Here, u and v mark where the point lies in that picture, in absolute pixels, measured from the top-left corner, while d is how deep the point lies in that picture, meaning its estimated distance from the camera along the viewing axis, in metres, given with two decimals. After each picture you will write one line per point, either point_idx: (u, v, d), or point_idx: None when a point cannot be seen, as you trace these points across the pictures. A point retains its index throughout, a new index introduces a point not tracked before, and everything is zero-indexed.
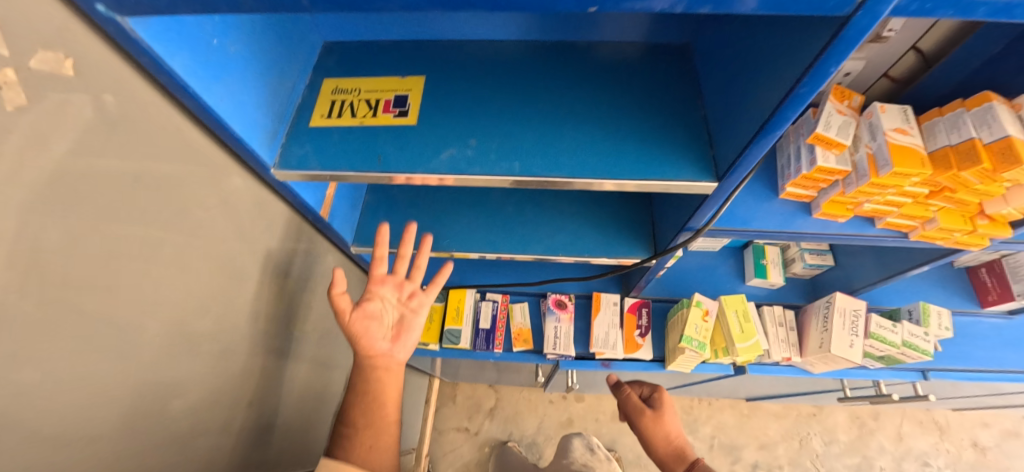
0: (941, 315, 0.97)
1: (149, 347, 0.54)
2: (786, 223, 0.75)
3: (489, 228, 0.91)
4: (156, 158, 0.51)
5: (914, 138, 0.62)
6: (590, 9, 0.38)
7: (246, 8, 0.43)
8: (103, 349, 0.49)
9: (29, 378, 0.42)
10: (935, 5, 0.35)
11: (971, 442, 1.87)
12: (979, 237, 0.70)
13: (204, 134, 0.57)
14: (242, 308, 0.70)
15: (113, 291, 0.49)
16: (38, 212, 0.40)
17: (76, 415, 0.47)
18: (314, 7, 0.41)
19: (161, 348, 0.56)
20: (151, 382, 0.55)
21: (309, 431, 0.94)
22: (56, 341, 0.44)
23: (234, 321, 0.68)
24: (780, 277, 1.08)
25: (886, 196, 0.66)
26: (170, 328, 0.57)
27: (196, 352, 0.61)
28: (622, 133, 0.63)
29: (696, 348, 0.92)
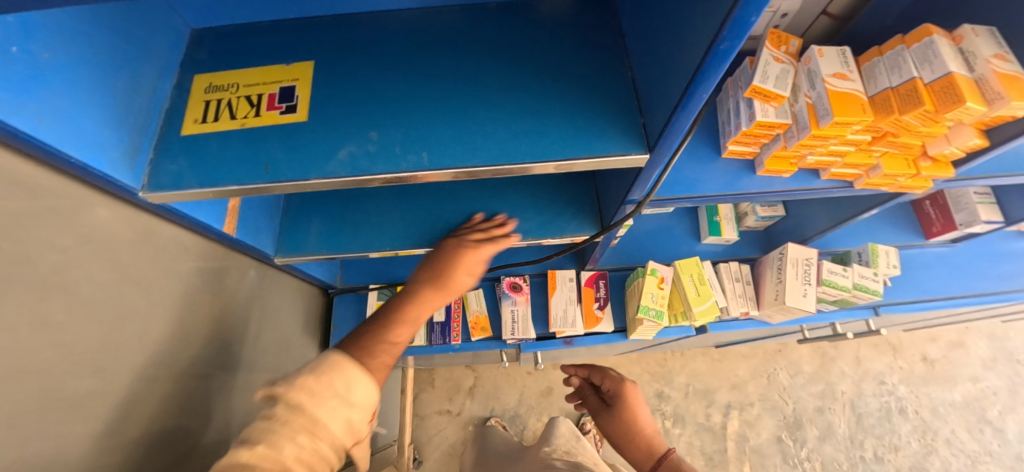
0: (889, 254, 0.98)
1: (29, 418, 0.47)
2: (732, 184, 0.70)
3: (422, 221, 0.84)
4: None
5: (854, 82, 0.58)
6: None
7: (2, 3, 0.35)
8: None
9: None
10: None
11: (921, 357, 2.00)
12: (923, 179, 0.67)
13: (35, 162, 0.47)
14: (148, 348, 0.62)
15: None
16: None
17: None
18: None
19: (37, 420, 0.47)
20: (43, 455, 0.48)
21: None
22: None
23: (142, 364, 0.61)
24: (734, 232, 1.06)
25: (828, 146, 0.62)
26: (53, 389, 0.49)
27: (97, 409, 0.54)
28: (540, 103, 0.55)
29: (654, 318, 0.90)
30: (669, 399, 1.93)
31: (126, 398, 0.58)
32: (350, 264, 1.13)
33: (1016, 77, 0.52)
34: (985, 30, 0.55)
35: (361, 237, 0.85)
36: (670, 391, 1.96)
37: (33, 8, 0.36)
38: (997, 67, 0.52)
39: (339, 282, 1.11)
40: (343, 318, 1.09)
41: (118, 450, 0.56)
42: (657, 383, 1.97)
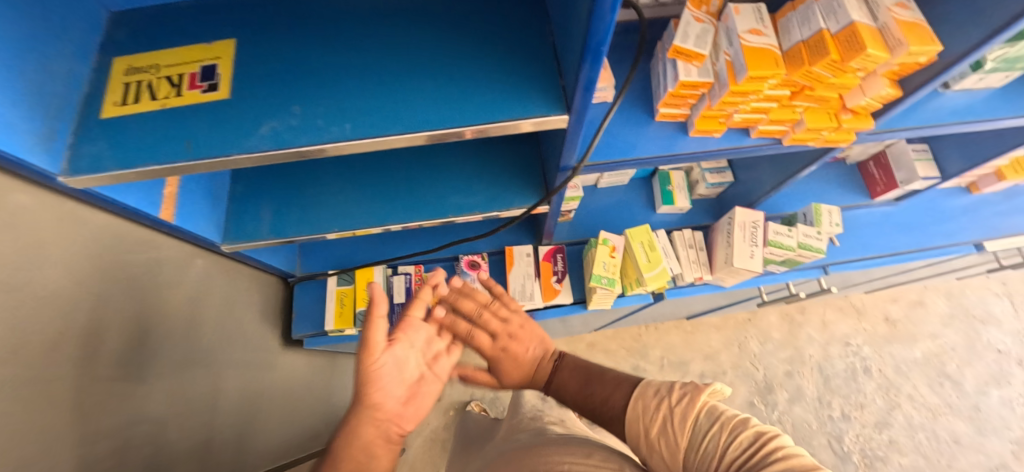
0: (832, 213, 1.01)
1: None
2: (666, 147, 0.71)
3: (370, 200, 0.85)
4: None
5: (768, 38, 0.59)
6: None
7: None
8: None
9: None
10: None
11: (883, 318, 2.08)
12: (845, 132, 0.69)
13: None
14: (88, 338, 0.61)
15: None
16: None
17: None
18: None
19: None
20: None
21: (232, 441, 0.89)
22: None
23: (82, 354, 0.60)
24: (686, 200, 1.08)
25: (750, 103, 0.64)
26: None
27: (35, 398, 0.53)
28: (462, 71, 0.56)
29: (606, 285, 0.92)
30: (645, 372, 1.98)
31: (66, 387, 0.57)
32: (309, 251, 1.12)
33: (916, 23, 0.54)
34: None
35: (309, 219, 0.85)
36: (646, 365, 2.00)
37: None
38: (898, 15, 0.54)
39: (298, 270, 1.10)
40: (304, 306, 1.09)
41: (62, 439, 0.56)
42: (633, 358, 2.02)
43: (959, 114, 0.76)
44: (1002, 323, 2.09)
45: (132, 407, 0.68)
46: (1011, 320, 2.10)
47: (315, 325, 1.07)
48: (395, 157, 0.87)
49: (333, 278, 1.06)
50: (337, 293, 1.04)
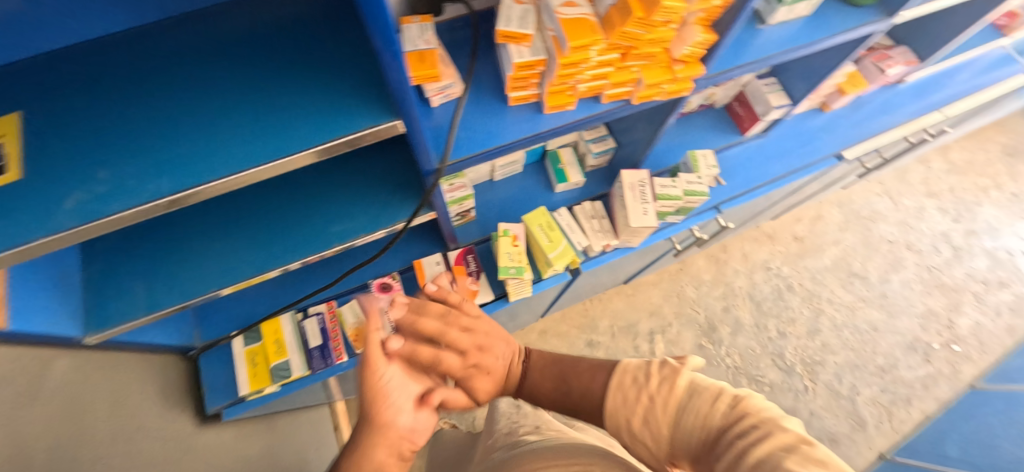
0: (707, 157, 1.09)
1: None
2: (527, 129, 0.72)
3: (250, 249, 0.79)
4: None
5: (582, 8, 0.62)
6: None
7: None
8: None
9: None
10: None
11: (792, 237, 2.28)
12: (683, 81, 0.74)
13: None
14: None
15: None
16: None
17: None
18: None
19: None
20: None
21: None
22: None
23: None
24: (579, 175, 1.11)
25: (586, 71, 0.66)
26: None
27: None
28: (283, 102, 0.53)
29: (514, 275, 0.92)
30: (599, 344, 2.03)
31: None
32: (206, 316, 1.03)
33: None
34: None
35: (183, 285, 0.77)
36: (598, 337, 2.05)
37: None
38: None
39: (198, 341, 1.01)
40: (214, 376, 1.00)
41: None
42: (586, 334, 2.06)
43: (780, 45, 0.83)
44: (886, 216, 2.37)
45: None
46: (892, 212, 2.38)
47: (231, 393, 0.99)
48: (269, 197, 0.82)
49: (238, 338, 0.99)
50: (246, 353, 0.97)
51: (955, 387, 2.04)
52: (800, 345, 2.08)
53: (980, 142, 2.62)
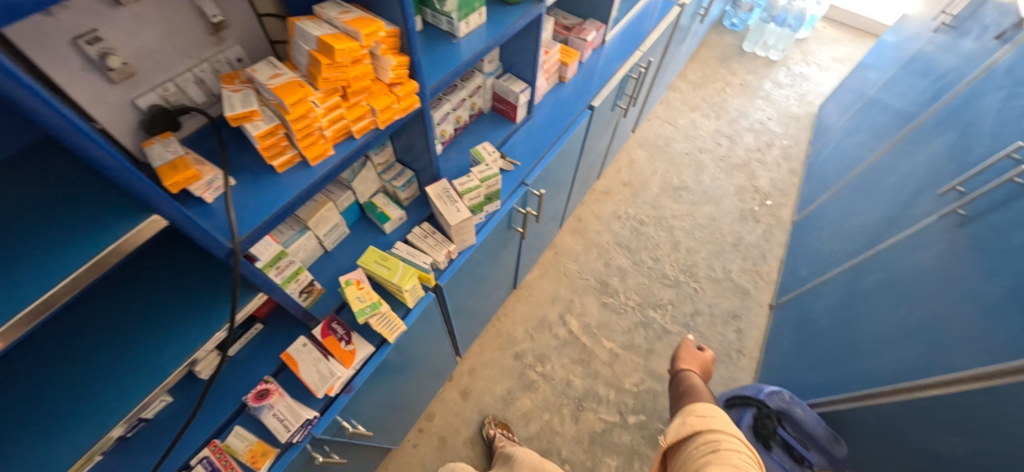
0: (487, 147, 1.33)
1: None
2: (302, 182, 0.82)
3: (72, 417, 0.73)
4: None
5: (287, 74, 0.77)
6: None
7: None
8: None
9: None
10: None
11: (622, 185, 2.68)
12: (409, 97, 0.91)
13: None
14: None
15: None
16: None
17: None
18: None
19: None
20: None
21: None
22: None
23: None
24: (399, 209, 1.24)
25: (321, 119, 0.79)
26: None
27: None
28: (35, 244, 0.58)
29: (373, 311, 1.01)
30: (524, 351, 2.12)
31: None
32: None
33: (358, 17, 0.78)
34: (330, 4, 0.81)
35: None
36: (520, 346, 2.15)
37: None
38: (343, 18, 0.77)
39: None
40: None
41: None
42: (509, 350, 2.14)
43: (474, 47, 1.08)
44: (675, 138, 2.93)
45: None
46: (677, 133, 2.96)
47: None
48: (74, 351, 0.77)
49: None
50: None
51: (785, 229, 2.55)
52: (673, 260, 2.42)
53: (701, 61, 3.42)
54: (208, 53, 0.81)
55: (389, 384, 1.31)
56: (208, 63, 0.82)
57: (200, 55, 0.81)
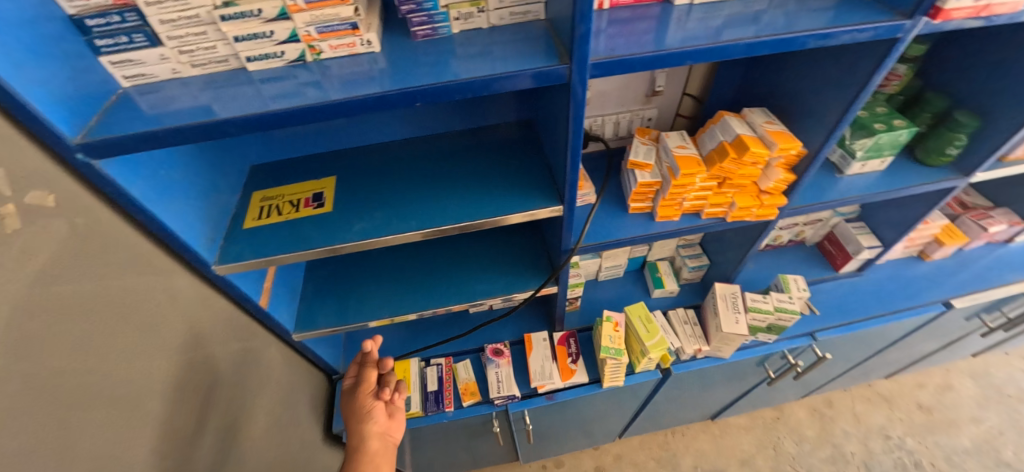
0: (798, 281, 1.20)
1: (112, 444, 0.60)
2: (641, 230, 0.95)
3: (416, 290, 1.05)
4: (102, 269, 0.61)
5: (691, 149, 0.88)
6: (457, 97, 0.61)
7: (160, 144, 0.60)
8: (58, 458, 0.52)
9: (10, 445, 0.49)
10: (612, 68, 0.62)
11: (916, 406, 2.03)
12: (770, 208, 0.93)
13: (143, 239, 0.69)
14: (189, 407, 0.75)
15: (74, 397, 0.55)
16: (17, 318, 0.49)
17: None
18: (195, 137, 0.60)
19: (120, 423, 0.62)
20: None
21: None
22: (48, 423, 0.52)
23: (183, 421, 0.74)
24: (675, 284, 1.28)
25: (691, 192, 0.90)
26: (127, 426, 0.63)
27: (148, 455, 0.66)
28: (489, 187, 0.85)
29: (614, 355, 1.06)
30: None
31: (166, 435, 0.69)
32: (352, 351, 1.28)
33: (781, 132, 0.82)
34: (758, 110, 0.89)
35: (365, 311, 1.03)
36: None
37: (177, 141, 0.60)
38: (769, 128, 0.83)
39: (342, 367, 1.25)
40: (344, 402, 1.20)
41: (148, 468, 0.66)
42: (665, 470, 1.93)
43: (858, 190, 1.01)
44: None
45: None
46: None
47: None
48: (441, 252, 1.11)
49: None
50: None
51: None
52: None
53: None
54: (635, 106, 1.03)
55: (566, 415, 1.38)
56: (630, 112, 1.04)
57: (629, 106, 1.03)
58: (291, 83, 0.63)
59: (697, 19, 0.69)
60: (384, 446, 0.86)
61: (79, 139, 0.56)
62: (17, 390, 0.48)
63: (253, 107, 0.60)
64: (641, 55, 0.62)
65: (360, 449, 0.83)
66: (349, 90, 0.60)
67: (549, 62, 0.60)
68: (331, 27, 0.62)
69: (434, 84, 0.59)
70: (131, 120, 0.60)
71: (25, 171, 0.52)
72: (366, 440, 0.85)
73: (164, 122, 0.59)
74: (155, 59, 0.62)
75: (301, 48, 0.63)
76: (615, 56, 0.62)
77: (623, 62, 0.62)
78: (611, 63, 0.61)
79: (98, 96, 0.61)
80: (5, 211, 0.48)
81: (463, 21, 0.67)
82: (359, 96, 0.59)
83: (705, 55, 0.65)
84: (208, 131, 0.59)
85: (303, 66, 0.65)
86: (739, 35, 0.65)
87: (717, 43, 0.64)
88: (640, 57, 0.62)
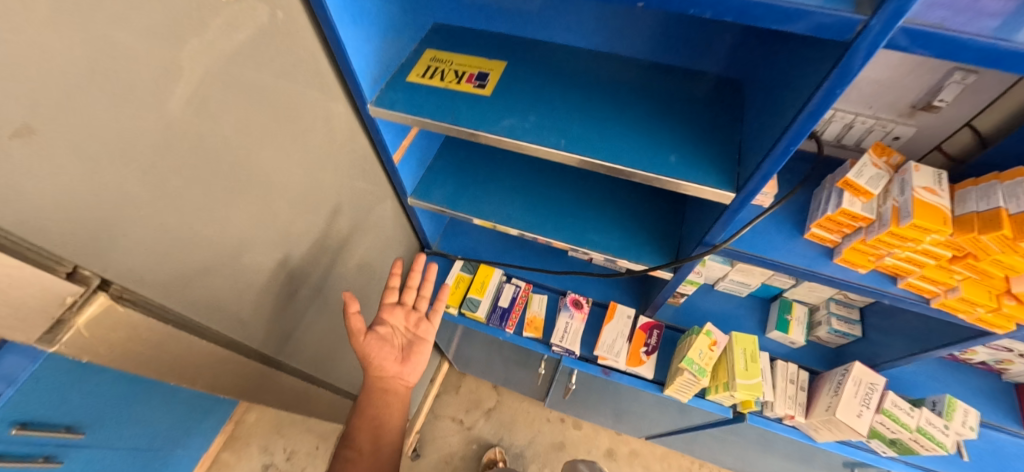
0: (968, 414, 0.91)
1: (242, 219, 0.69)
2: (807, 263, 0.77)
3: (530, 209, 1.01)
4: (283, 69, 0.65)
5: (941, 199, 0.65)
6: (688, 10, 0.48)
7: None
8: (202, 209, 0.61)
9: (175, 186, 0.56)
10: (929, 44, 0.43)
11: None
12: (1005, 319, 0.68)
13: (326, 55, 0.71)
14: (305, 218, 0.84)
15: (228, 168, 0.63)
16: (205, 81, 0.55)
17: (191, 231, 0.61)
18: None
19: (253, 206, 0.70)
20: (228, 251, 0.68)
21: (322, 356, 1.09)
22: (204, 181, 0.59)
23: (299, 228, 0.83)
24: (802, 336, 1.07)
25: (905, 250, 0.68)
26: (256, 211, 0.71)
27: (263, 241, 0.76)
28: (659, 138, 0.72)
29: (695, 371, 0.95)
30: None
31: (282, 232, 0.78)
32: (449, 235, 1.33)
33: None
34: None
35: (476, 206, 1.02)
36: None
37: None
38: None
39: (435, 244, 1.31)
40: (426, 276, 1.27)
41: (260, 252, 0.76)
42: None
43: None
44: None
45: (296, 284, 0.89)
46: None
47: None
48: (570, 183, 1.03)
49: (459, 262, 1.23)
50: (457, 275, 1.21)
51: None
52: None
53: None
54: (887, 115, 0.77)
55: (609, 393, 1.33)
56: (874, 121, 0.79)
57: (878, 112, 0.78)
58: None
59: None
60: (396, 385, 0.98)
61: None
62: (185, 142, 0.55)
63: None
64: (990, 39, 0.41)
65: (371, 390, 0.97)
66: None
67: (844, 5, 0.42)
68: None
69: None
70: None
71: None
72: (380, 381, 0.97)
73: None
74: None
75: None
76: (943, 26, 0.41)
77: (953, 41, 0.42)
78: (935, 36, 0.42)
79: None
80: None
81: None
82: None
83: None
84: None
85: None
86: None
87: None
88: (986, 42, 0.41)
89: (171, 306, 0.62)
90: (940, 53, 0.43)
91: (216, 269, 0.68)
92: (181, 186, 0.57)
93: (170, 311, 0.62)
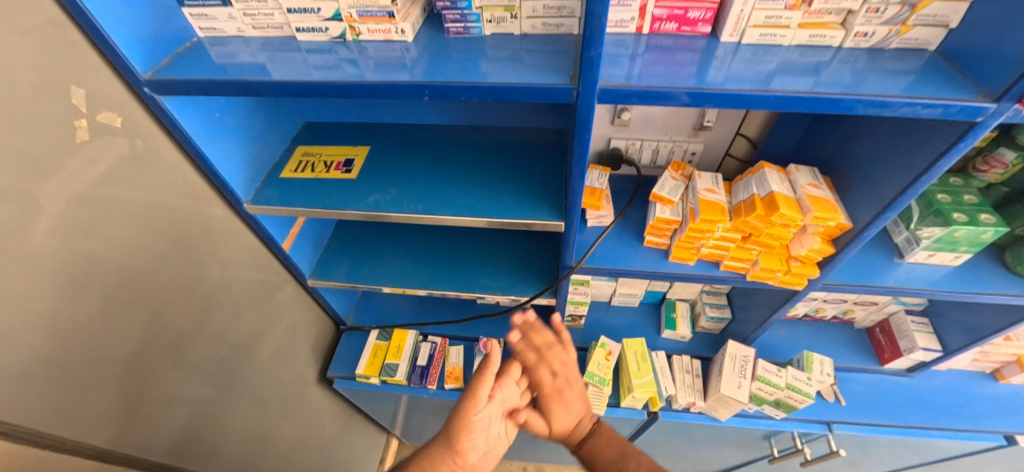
0: (824, 363, 1.08)
1: (124, 331, 0.72)
2: (651, 265, 0.91)
3: (424, 267, 1.10)
4: (148, 189, 0.73)
5: (720, 195, 0.83)
6: (465, 95, 0.62)
7: (201, 89, 0.67)
8: (72, 326, 0.65)
9: (42, 311, 0.60)
10: (621, 96, 0.59)
11: None
12: (798, 277, 0.85)
13: (193, 169, 0.80)
14: (200, 318, 0.87)
15: (98, 284, 0.67)
16: (64, 211, 0.61)
17: (62, 351, 0.64)
18: (230, 92, 0.66)
19: (132, 315, 0.73)
20: (112, 363, 0.71)
21: (247, 458, 1.05)
22: (69, 301, 0.64)
23: (193, 329, 0.86)
24: (688, 329, 1.21)
25: (709, 240, 0.84)
26: (140, 320, 0.75)
27: (153, 349, 0.78)
28: (500, 188, 0.86)
29: (596, 382, 1.05)
30: None
31: (169, 335, 0.81)
32: (363, 308, 1.38)
33: (825, 198, 0.74)
34: (807, 169, 0.80)
35: (374, 275, 1.10)
36: None
37: (214, 92, 0.67)
38: (810, 191, 0.75)
39: (350, 320, 1.35)
40: (344, 352, 1.31)
41: (151, 359, 0.78)
42: None
43: (916, 283, 0.88)
44: None
45: (202, 385, 0.90)
46: None
47: (347, 369, 1.28)
48: (458, 237, 1.15)
49: (375, 332, 1.27)
50: (374, 345, 1.25)
51: None
52: None
53: None
54: (679, 137, 0.98)
55: None
56: (672, 143, 0.99)
57: (673, 135, 0.98)
58: (330, 55, 0.69)
59: (741, 60, 0.64)
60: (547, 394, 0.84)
61: (148, 76, 0.66)
62: (47, 268, 0.60)
63: (287, 73, 0.66)
64: (657, 88, 0.58)
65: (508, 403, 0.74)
66: (384, 76, 0.64)
67: (561, 80, 0.60)
68: (370, 13, 0.66)
69: (437, 83, 0.61)
70: (191, 66, 0.69)
71: (100, 94, 0.64)
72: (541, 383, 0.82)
73: (220, 74, 0.67)
74: (226, 16, 0.71)
75: (343, 27, 0.69)
76: (626, 84, 0.59)
77: (637, 91, 0.58)
78: (623, 91, 0.59)
79: (176, 42, 0.71)
80: (78, 125, 0.62)
81: (496, 24, 0.68)
82: (368, 83, 0.62)
83: (732, 101, 0.59)
84: (238, 88, 0.66)
85: (343, 44, 0.70)
86: (788, 83, 0.60)
87: (745, 91, 0.58)
88: (656, 91, 0.58)
89: (49, 429, 0.63)
90: (634, 102, 0.59)
91: (100, 385, 0.69)
92: (48, 309, 0.61)
93: (48, 434, 0.63)
